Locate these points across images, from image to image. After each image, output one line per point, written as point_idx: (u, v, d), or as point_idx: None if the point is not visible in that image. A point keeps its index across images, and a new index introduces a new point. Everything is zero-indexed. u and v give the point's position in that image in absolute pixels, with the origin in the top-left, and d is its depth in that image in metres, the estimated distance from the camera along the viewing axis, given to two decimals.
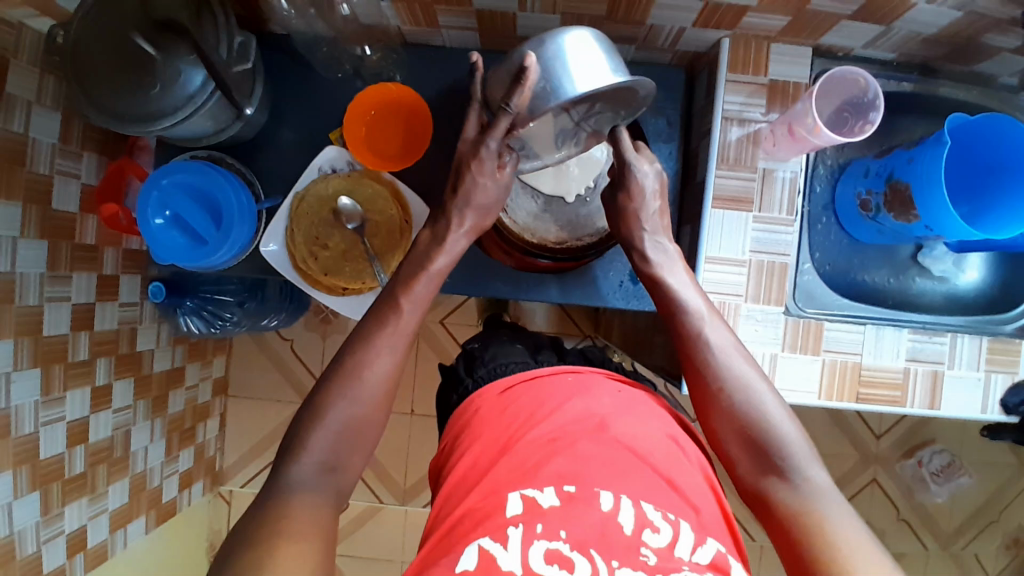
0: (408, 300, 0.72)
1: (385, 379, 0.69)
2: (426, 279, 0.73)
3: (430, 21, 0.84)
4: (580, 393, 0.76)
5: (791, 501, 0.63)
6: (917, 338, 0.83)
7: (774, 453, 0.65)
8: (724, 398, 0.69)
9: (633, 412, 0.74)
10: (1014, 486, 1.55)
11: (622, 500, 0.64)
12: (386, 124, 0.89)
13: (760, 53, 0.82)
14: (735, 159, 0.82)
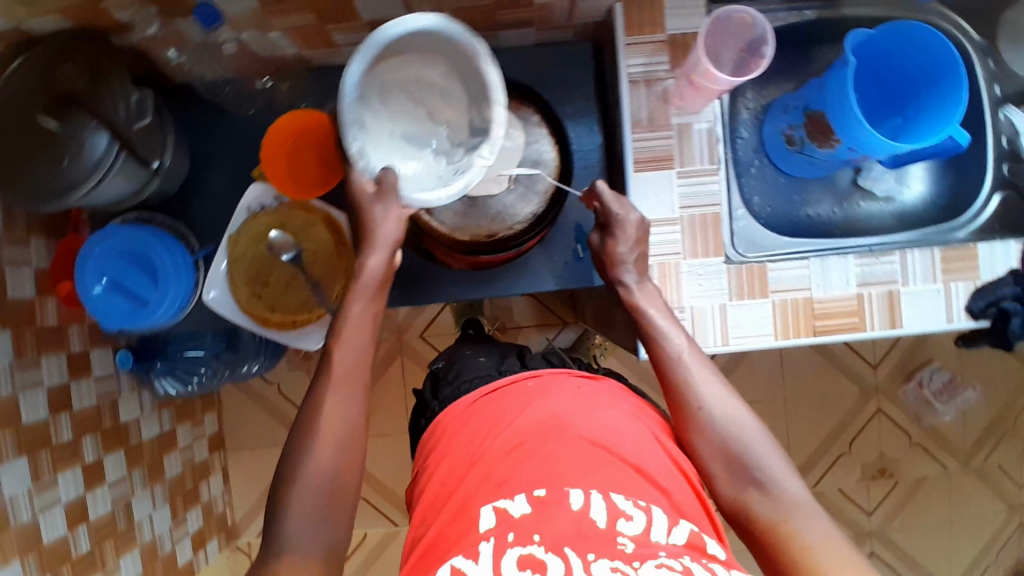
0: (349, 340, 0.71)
1: (339, 413, 0.67)
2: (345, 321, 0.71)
3: (326, 43, 0.84)
4: (538, 396, 0.74)
5: (770, 512, 0.64)
6: (864, 261, 0.82)
7: (751, 466, 0.67)
8: (704, 424, 0.69)
9: (593, 405, 0.73)
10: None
11: (592, 496, 0.62)
12: (303, 152, 0.87)
13: (654, 10, 0.81)
14: (649, 121, 0.82)
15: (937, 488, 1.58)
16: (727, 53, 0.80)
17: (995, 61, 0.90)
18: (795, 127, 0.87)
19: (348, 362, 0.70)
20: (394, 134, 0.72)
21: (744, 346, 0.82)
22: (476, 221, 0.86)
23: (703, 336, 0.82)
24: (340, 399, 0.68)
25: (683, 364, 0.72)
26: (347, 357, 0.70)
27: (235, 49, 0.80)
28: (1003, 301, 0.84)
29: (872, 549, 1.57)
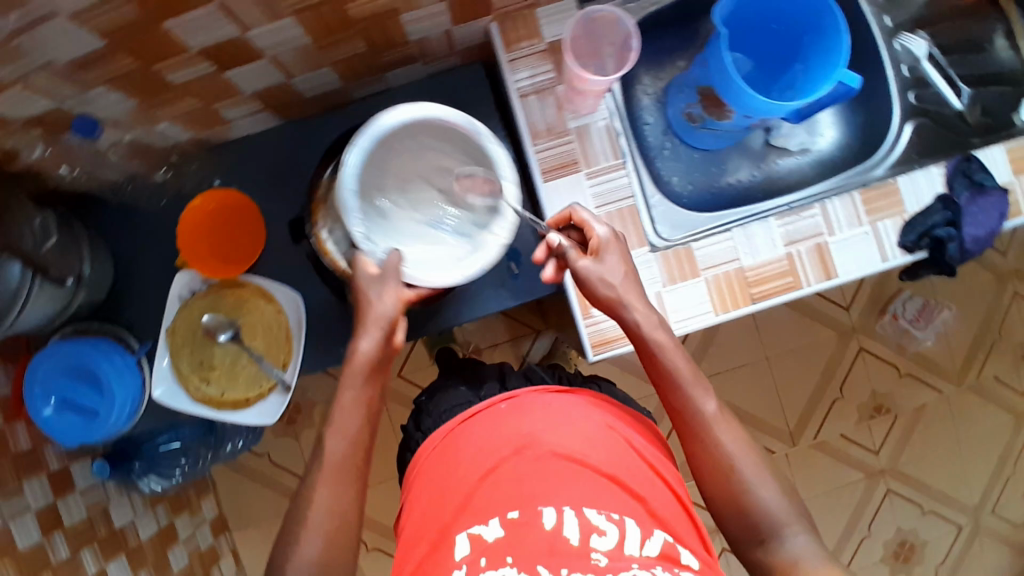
0: (334, 430, 0.68)
1: (328, 503, 0.65)
2: (347, 411, 0.68)
3: (216, 121, 0.84)
4: (513, 414, 0.73)
5: (785, 559, 0.61)
6: (785, 221, 0.82)
7: (766, 520, 0.64)
8: (715, 452, 0.67)
9: (565, 418, 0.72)
10: (1002, 300, 1.55)
11: (565, 513, 0.62)
12: (219, 233, 0.87)
13: (528, 22, 0.80)
14: (547, 129, 0.81)
15: (938, 414, 1.57)
16: (605, 53, 0.84)
17: None
18: (692, 105, 0.88)
19: (346, 449, 0.67)
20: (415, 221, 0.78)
21: (688, 328, 0.83)
22: None
23: None
24: (325, 472, 0.66)
25: (692, 386, 0.68)
26: (342, 445, 0.67)
27: (127, 146, 0.80)
28: (934, 230, 0.84)
29: (887, 487, 1.56)
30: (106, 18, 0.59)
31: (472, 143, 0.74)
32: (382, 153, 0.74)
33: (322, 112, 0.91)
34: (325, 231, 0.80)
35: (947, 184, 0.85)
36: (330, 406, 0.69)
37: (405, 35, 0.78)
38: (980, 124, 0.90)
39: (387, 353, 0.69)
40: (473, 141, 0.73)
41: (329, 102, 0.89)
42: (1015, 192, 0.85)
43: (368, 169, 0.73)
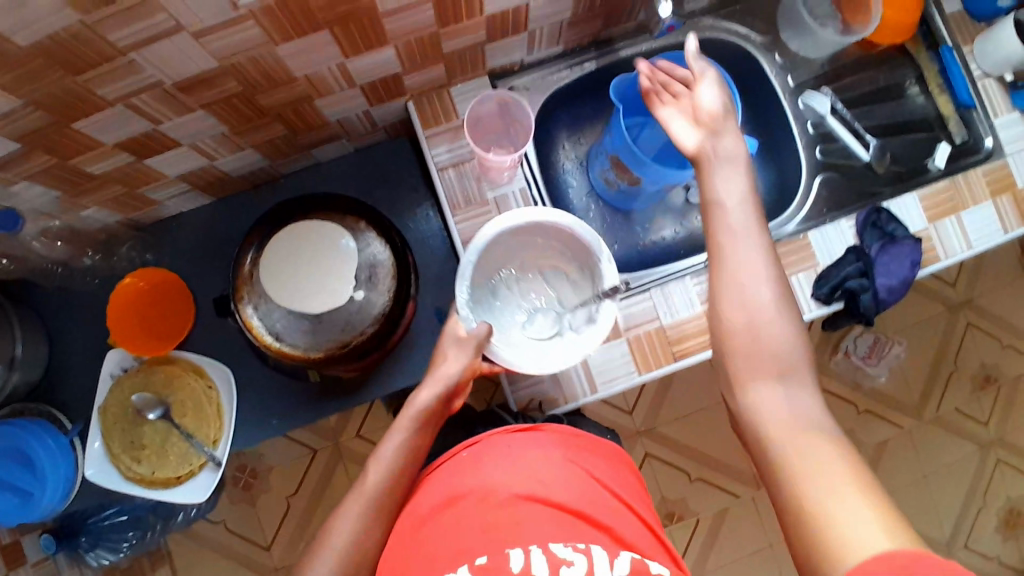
0: (374, 463, 0.72)
1: (348, 549, 0.67)
2: (388, 443, 0.73)
3: (144, 202, 0.85)
4: (476, 462, 0.71)
5: (767, 407, 0.61)
6: (700, 279, 0.85)
7: (771, 355, 0.63)
8: (766, 399, 0.61)
9: (526, 457, 0.70)
10: (954, 331, 1.56)
11: (532, 552, 0.61)
12: (151, 315, 0.89)
13: (443, 101, 0.84)
14: (466, 200, 0.83)
15: (903, 451, 1.55)
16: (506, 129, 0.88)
17: (781, 52, 0.93)
18: (606, 171, 0.91)
19: (382, 482, 0.70)
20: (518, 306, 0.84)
21: (613, 389, 0.84)
22: (327, 333, 0.86)
23: (574, 389, 0.84)
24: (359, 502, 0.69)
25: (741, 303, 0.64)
26: (382, 477, 0.71)
27: (55, 230, 0.82)
28: (846, 281, 0.85)
29: None
30: (13, 120, 0.61)
31: (582, 253, 0.81)
32: (514, 242, 0.82)
33: (253, 188, 0.93)
34: (249, 308, 0.85)
35: (858, 236, 0.87)
36: (382, 441, 0.73)
37: (323, 117, 0.81)
38: (892, 174, 0.92)
39: (440, 412, 0.75)
40: (584, 252, 0.80)
41: (259, 179, 0.92)
42: (929, 240, 0.86)
43: (494, 246, 0.80)
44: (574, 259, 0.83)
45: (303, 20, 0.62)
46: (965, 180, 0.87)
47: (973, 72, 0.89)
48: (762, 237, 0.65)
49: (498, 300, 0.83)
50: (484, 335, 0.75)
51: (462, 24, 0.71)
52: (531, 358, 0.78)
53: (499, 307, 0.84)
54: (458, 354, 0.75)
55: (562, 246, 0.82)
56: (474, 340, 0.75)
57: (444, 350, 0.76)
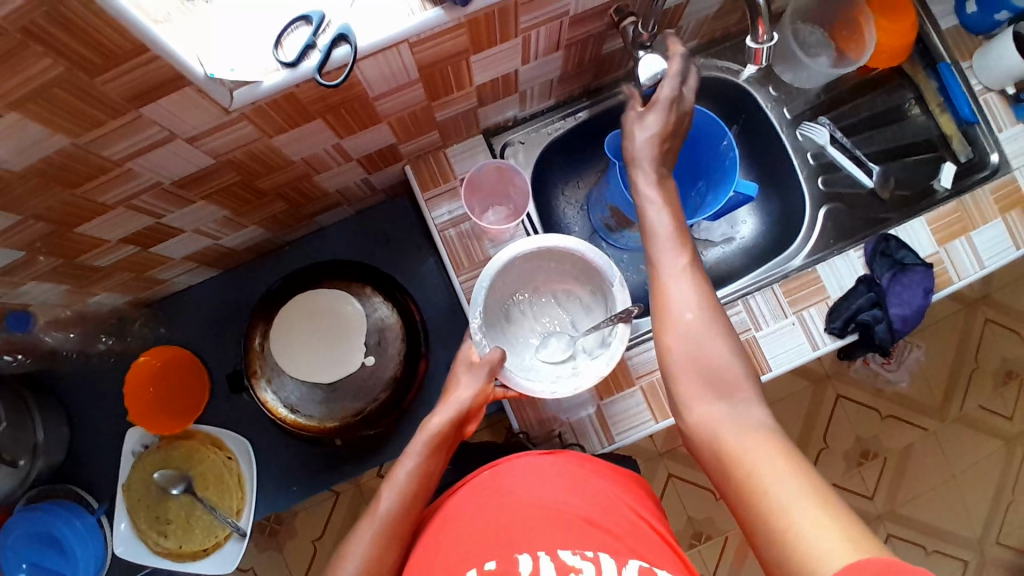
0: (388, 487, 0.67)
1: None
2: (402, 462, 0.68)
3: (153, 282, 0.87)
4: (493, 480, 0.69)
5: (719, 424, 0.55)
6: None
7: (714, 374, 0.58)
8: (721, 417, 0.56)
9: (539, 474, 0.68)
10: (976, 325, 1.43)
11: (540, 557, 0.59)
12: (168, 391, 0.90)
13: (440, 162, 0.84)
14: (468, 259, 0.82)
15: (930, 455, 1.42)
16: (500, 188, 0.89)
17: (776, 85, 0.94)
18: (607, 217, 0.91)
19: (397, 503, 0.66)
20: (532, 329, 0.84)
21: (631, 439, 0.83)
22: (340, 401, 0.87)
23: (593, 439, 0.82)
24: (372, 523, 0.64)
25: (676, 313, 0.60)
26: (395, 498, 0.66)
27: (66, 319, 0.83)
28: (859, 313, 0.84)
29: (888, 532, 1.40)
30: (18, 232, 0.63)
31: (596, 277, 0.79)
32: (527, 266, 0.81)
33: (259, 257, 0.94)
34: (263, 381, 0.86)
35: (868, 265, 0.86)
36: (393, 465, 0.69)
37: (322, 189, 0.82)
38: (897, 198, 0.91)
39: (451, 438, 0.72)
40: (597, 277, 0.78)
41: (265, 249, 0.93)
42: (940, 264, 0.84)
43: (507, 273, 0.80)
44: (587, 283, 0.82)
45: (296, 114, 0.62)
46: (972, 200, 0.84)
47: (973, 87, 0.87)
48: (686, 256, 0.62)
49: (511, 326, 0.83)
50: (494, 358, 0.73)
51: (452, 95, 0.72)
52: (548, 379, 0.76)
53: (512, 331, 0.83)
54: (472, 373, 0.73)
55: (575, 271, 0.81)
56: (489, 364, 0.73)
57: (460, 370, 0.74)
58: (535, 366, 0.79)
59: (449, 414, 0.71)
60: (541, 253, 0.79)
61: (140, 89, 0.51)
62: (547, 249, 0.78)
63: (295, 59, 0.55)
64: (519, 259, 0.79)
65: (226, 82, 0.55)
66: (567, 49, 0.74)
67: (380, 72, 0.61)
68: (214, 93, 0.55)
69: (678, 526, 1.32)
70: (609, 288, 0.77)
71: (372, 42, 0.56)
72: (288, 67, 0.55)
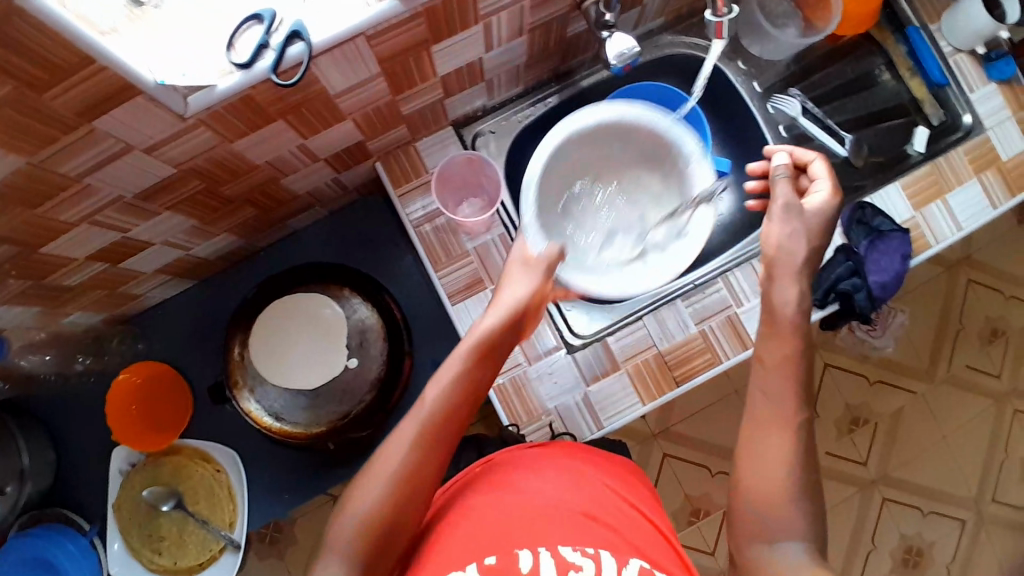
0: (434, 385, 0.61)
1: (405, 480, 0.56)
2: (450, 365, 0.63)
3: (127, 298, 0.85)
4: (495, 479, 0.67)
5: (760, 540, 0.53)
6: (691, 301, 0.84)
7: (764, 502, 0.54)
8: (767, 557, 0.52)
9: (541, 474, 0.67)
10: (959, 285, 1.45)
11: (541, 554, 0.57)
12: (152, 406, 0.88)
13: (410, 157, 0.83)
14: (445, 253, 0.81)
15: (920, 417, 1.43)
16: (473, 178, 0.88)
17: (744, 59, 0.94)
18: None
19: (446, 401, 0.60)
20: (603, 225, 0.88)
21: (619, 423, 0.82)
22: (326, 406, 0.86)
23: (581, 426, 0.82)
24: (416, 417, 0.59)
25: (785, 255, 0.63)
26: (445, 396, 0.60)
27: (40, 341, 0.81)
28: (839, 282, 0.85)
29: (882, 496, 1.42)
30: None
31: (664, 170, 0.86)
32: (588, 151, 0.85)
33: (234, 265, 0.93)
34: (245, 391, 0.85)
35: (845, 234, 0.87)
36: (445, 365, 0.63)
37: (291, 192, 0.80)
38: (872, 165, 0.91)
39: (504, 343, 0.67)
40: (673, 159, 0.84)
41: (239, 256, 0.91)
42: (918, 229, 0.84)
43: (570, 153, 0.83)
44: (657, 170, 0.87)
45: (255, 117, 0.61)
46: (947, 162, 0.84)
47: (943, 50, 0.87)
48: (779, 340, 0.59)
49: (569, 228, 0.86)
50: (557, 250, 0.74)
51: (417, 88, 0.71)
52: (601, 285, 0.80)
53: (575, 227, 0.87)
54: (531, 264, 0.73)
55: (641, 160, 0.87)
56: (549, 260, 0.74)
57: (511, 258, 0.75)
58: (596, 266, 0.83)
59: (503, 312, 0.68)
60: (613, 142, 0.85)
61: (90, 100, 0.50)
62: (611, 129, 0.82)
63: (248, 60, 0.53)
64: (593, 135, 0.82)
65: (178, 89, 0.53)
66: (531, 34, 0.73)
67: (339, 68, 0.59)
68: (167, 100, 0.53)
69: (676, 504, 1.32)
70: (685, 169, 0.84)
71: (328, 36, 0.54)
72: (242, 69, 0.54)
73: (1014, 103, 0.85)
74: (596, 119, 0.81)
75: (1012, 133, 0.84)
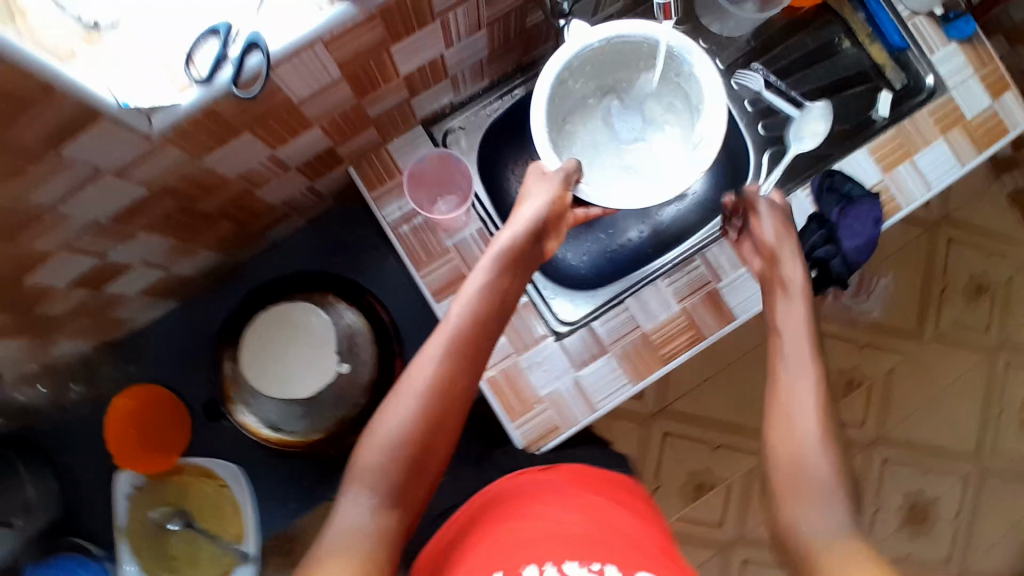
0: (459, 300, 0.62)
1: (435, 389, 0.57)
2: (472, 283, 0.63)
3: (113, 322, 0.85)
4: (500, 506, 0.65)
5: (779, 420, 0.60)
6: (671, 279, 0.85)
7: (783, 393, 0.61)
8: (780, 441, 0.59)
9: (545, 497, 0.64)
10: (940, 244, 1.46)
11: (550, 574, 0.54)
12: (150, 428, 0.88)
13: (382, 159, 0.83)
14: (426, 252, 0.81)
15: (911, 377, 1.45)
16: (441, 177, 0.89)
17: (705, 37, 0.95)
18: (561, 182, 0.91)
19: (468, 317, 0.61)
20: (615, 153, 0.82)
21: (611, 406, 0.83)
22: (320, 415, 0.86)
23: (570, 413, 0.82)
24: (445, 332, 0.60)
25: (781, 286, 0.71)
26: (467, 311, 0.61)
27: (32, 371, 0.82)
28: (814, 250, 0.87)
29: (882, 457, 1.44)
30: None
31: (667, 79, 0.78)
32: (587, 73, 0.78)
33: (217, 281, 0.93)
34: (240, 406, 0.86)
35: (816, 201, 0.88)
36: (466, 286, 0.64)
37: (267, 203, 0.81)
38: (840, 133, 0.92)
39: (527, 258, 0.67)
40: (675, 66, 0.74)
41: (222, 271, 0.92)
42: (887, 191, 0.85)
43: (569, 83, 0.76)
44: (666, 87, 0.79)
45: (222, 131, 0.61)
46: (912, 125, 0.86)
47: (901, 13, 0.89)
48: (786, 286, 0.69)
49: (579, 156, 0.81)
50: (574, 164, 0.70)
51: (380, 89, 0.72)
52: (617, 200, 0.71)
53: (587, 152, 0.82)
54: (545, 182, 0.69)
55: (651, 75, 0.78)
56: (568, 173, 0.69)
57: (529, 182, 0.71)
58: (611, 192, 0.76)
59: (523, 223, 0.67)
60: (614, 56, 0.76)
61: (57, 127, 0.50)
62: (615, 43, 0.73)
63: (207, 75, 0.53)
64: (588, 56, 0.74)
65: (143, 110, 0.54)
66: (490, 27, 0.73)
67: (299, 76, 0.60)
68: (132, 122, 0.54)
69: (680, 481, 1.34)
70: (691, 77, 0.73)
71: (286, 45, 0.55)
72: (203, 84, 0.54)
73: (975, 61, 0.86)
74: (593, 38, 0.71)
75: (976, 90, 0.86)
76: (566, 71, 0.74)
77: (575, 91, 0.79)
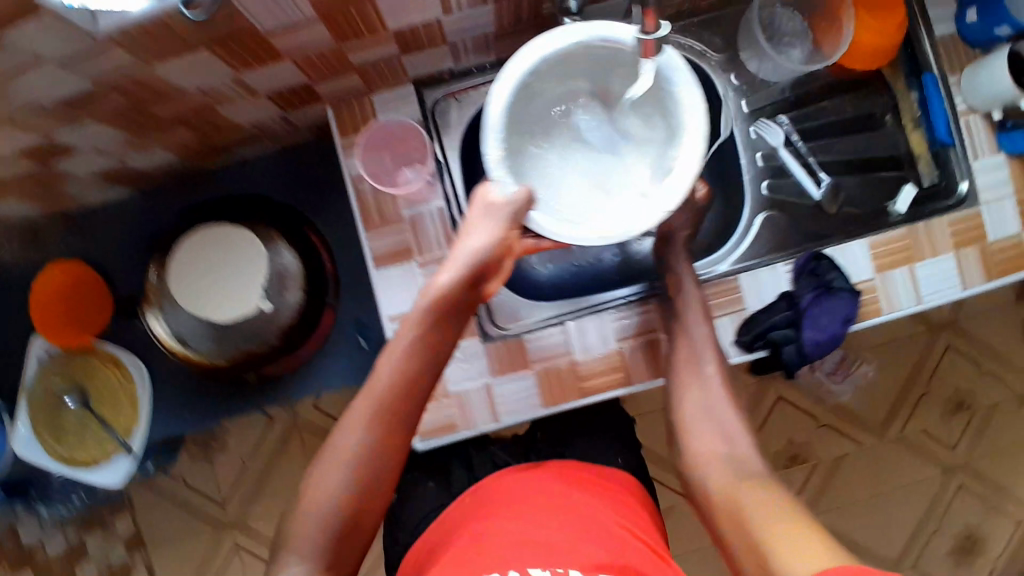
0: (383, 356, 0.62)
1: (362, 455, 0.60)
2: (400, 338, 0.63)
3: (61, 195, 0.84)
4: (475, 511, 0.70)
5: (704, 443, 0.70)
6: (618, 317, 0.82)
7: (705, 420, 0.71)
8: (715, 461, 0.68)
9: (515, 499, 0.69)
10: (934, 347, 1.39)
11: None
12: (75, 304, 0.89)
13: (364, 109, 0.80)
14: (379, 218, 0.78)
15: (859, 470, 1.41)
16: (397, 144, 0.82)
17: (739, 72, 0.87)
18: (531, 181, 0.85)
19: (394, 375, 0.61)
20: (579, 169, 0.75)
21: (516, 422, 0.81)
22: (231, 343, 0.85)
23: (473, 416, 0.81)
24: (372, 395, 0.61)
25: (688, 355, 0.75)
26: (394, 370, 0.61)
27: None
28: (773, 330, 0.80)
29: None
30: None
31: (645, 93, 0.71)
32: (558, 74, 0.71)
33: (178, 180, 0.92)
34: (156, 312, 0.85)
35: (793, 280, 0.81)
36: (389, 345, 0.63)
37: (234, 121, 0.78)
38: (848, 216, 0.86)
39: (464, 301, 0.64)
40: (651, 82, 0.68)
41: (185, 173, 0.90)
42: (872, 293, 0.80)
43: (538, 82, 0.70)
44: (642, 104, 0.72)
45: (175, 43, 0.58)
46: (925, 229, 0.79)
47: (956, 106, 0.81)
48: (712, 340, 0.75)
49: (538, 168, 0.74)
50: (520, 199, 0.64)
51: (364, 39, 0.67)
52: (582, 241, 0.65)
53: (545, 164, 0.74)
54: (490, 221, 0.64)
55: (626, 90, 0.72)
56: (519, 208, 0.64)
57: (476, 213, 0.65)
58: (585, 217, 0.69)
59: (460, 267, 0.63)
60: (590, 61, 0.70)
61: None
62: (589, 47, 0.67)
63: None
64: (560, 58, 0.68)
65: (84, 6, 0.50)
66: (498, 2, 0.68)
67: (264, 6, 0.56)
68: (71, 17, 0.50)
69: None
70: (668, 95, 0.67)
71: None
72: None
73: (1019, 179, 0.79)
74: (566, 39, 0.65)
75: (1008, 214, 0.79)
76: (533, 73, 0.68)
77: (543, 92, 0.72)
